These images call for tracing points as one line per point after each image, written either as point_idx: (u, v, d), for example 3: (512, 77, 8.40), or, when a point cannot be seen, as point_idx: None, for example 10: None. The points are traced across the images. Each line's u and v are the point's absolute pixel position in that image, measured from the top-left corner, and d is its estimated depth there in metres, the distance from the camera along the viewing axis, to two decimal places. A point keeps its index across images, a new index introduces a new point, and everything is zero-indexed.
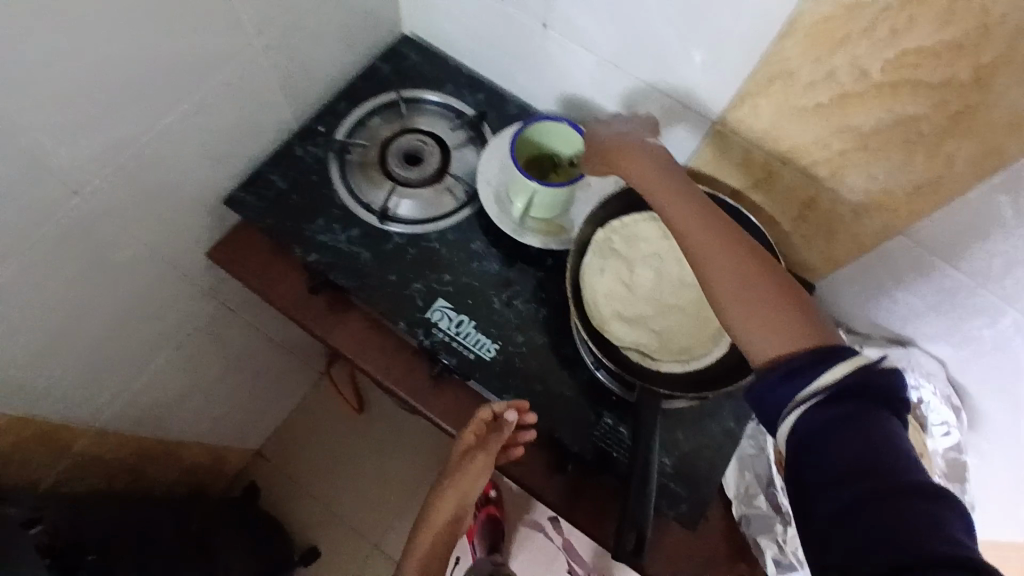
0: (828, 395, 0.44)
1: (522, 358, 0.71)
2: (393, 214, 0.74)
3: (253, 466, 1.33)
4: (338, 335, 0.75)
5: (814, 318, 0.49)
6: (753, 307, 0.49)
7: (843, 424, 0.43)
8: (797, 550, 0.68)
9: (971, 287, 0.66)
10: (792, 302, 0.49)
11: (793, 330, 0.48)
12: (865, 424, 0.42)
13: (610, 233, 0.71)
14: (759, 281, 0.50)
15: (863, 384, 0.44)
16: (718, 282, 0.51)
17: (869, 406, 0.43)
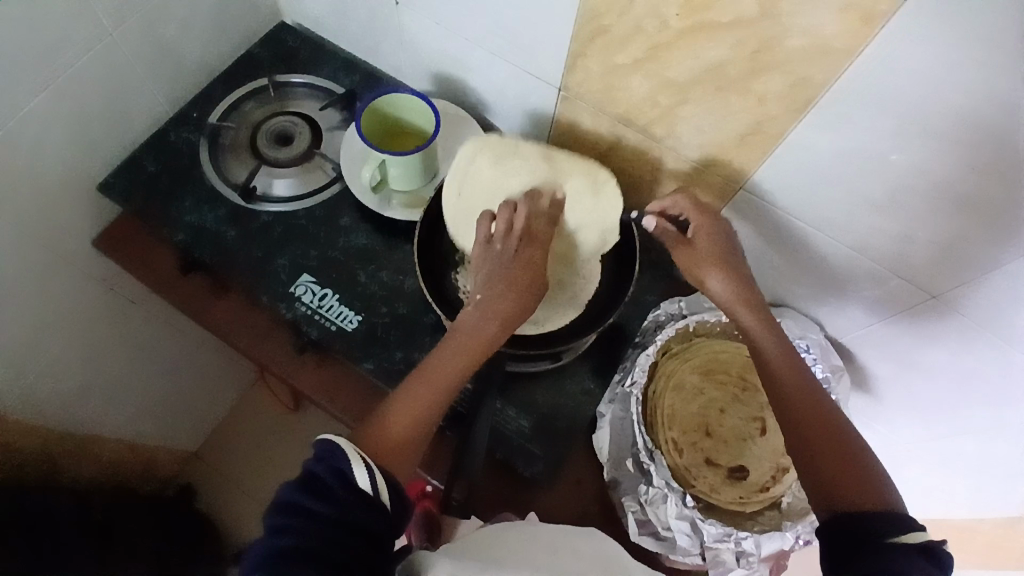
0: (891, 542, 0.45)
1: (384, 327, 0.72)
2: (263, 193, 0.76)
3: (189, 467, 1.33)
4: (215, 316, 0.76)
5: (880, 484, 0.50)
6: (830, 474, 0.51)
7: (896, 557, 0.44)
8: (659, 510, 0.68)
9: (819, 236, 0.68)
10: (860, 471, 0.51)
11: (865, 490, 0.49)
12: (916, 566, 0.43)
13: (484, 146, 0.69)
14: (835, 446, 0.52)
15: (922, 547, 0.44)
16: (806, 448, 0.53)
17: (924, 559, 0.43)
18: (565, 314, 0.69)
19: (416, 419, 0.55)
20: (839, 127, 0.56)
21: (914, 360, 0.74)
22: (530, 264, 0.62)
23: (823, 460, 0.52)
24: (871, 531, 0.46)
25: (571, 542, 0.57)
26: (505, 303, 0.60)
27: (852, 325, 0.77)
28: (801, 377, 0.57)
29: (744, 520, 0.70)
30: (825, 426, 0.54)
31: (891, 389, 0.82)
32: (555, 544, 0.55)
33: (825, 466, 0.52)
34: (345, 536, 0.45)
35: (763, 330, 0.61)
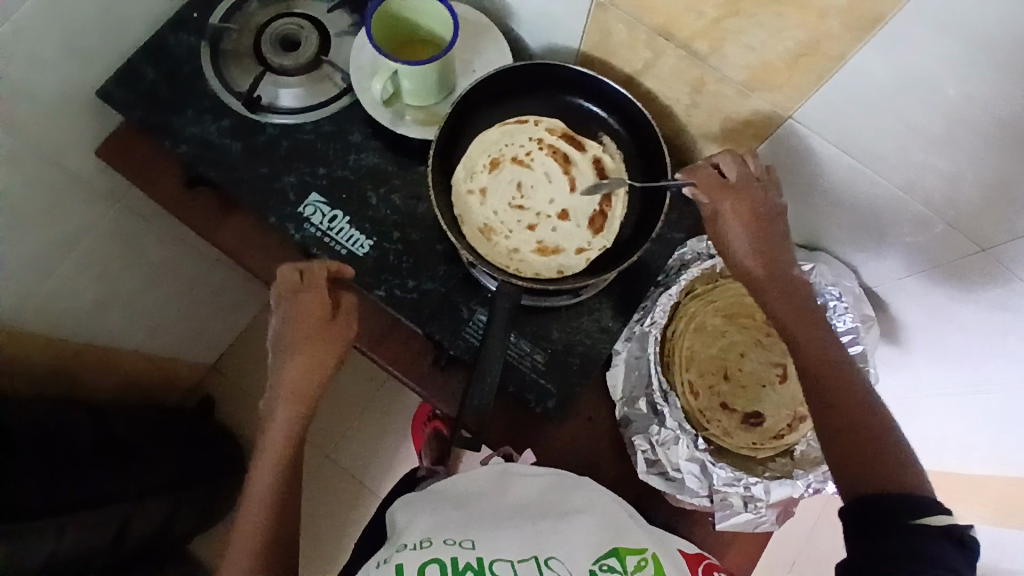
0: (915, 523, 0.42)
1: (396, 253, 0.69)
2: (269, 105, 0.71)
3: (208, 380, 1.36)
4: (224, 234, 0.74)
5: (901, 458, 0.47)
6: (851, 447, 0.48)
7: (920, 538, 0.41)
8: (670, 451, 0.67)
9: (869, 175, 0.62)
10: (883, 443, 0.47)
11: (885, 466, 0.46)
12: (937, 547, 0.41)
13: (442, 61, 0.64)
14: (856, 417, 0.49)
15: (946, 531, 0.42)
16: (826, 415, 0.50)
17: (947, 542, 0.41)
18: (590, 259, 0.67)
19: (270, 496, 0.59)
20: (909, 53, 0.49)
21: (951, 311, 0.70)
22: (319, 354, 0.60)
23: (844, 430, 0.49)
24: (891, 514, 0.43)
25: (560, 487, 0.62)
26: (301, 380, 0.60)
27: (891, 273, 0.72)
28: (823, 339, 0.53)
29: (755, 465, 0.69)
30: (846, 393, 0.50)
31: (923, 340, 0.78)
32: (542, 489, 0.61)
33: (844, 441, 0.48)
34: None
35: (785, 299, 0.56)
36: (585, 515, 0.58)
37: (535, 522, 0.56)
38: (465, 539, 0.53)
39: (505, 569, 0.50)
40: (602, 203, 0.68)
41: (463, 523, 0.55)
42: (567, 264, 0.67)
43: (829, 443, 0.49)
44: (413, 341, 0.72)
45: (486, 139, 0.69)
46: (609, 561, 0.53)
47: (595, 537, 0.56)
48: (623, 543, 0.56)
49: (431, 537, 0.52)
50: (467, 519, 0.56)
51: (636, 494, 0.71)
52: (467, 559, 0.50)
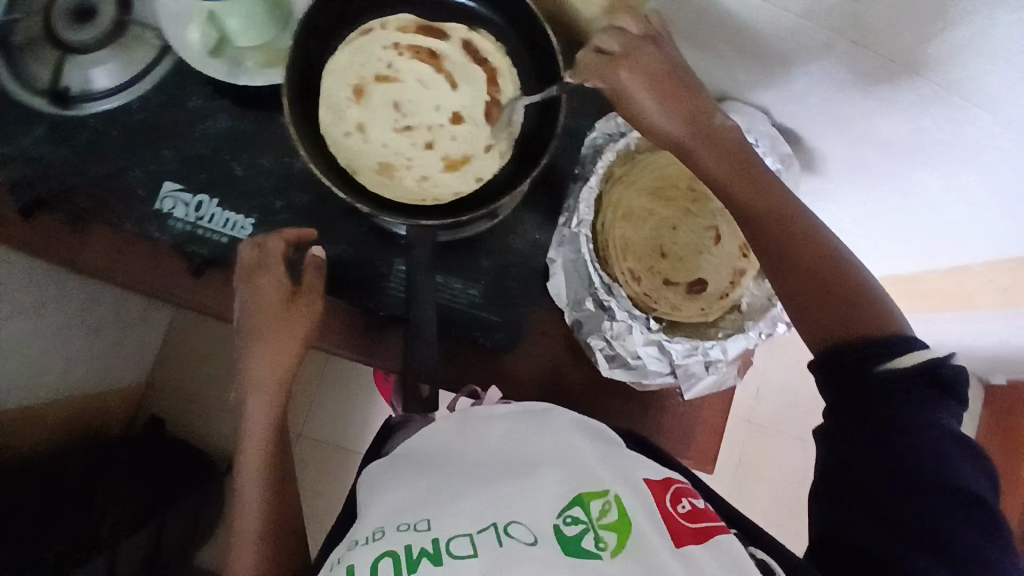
0: (888, 369, 0.43)
1: (288, 224, 0.62)
2: (82, 92, 0.59)
3: (150, 400, 1.27)
4: (84, 256, 0.64)
5: (874, 308, 0.46)
6: (820, 308, 0.47)
7: (895, 387, 0.43)
8: (626, 341, 0.67)
9: (763, 14, 0.58)
10: (855, 296, 0.47)
11: (861, 318, 0.46)
12: (917, 390, 0.42)
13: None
14: (826, 277, 0.47)
15: (925, 369, 0.43)
16: (793, 280, 0.48)
17: (926, 381, 0.43)
18: (503, 155, 0.61)
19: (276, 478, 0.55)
20: None
21: (861, 126, 0.69)
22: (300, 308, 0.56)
23: (816, 293, 0.47)
24: (870, 370, 0.44)
25: (522, 429, 0.53)
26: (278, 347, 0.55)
27: (799, 101, 0.70)
28: (779, 204, 0.49)
29: (709, 329, 0.69)
30: (811, 254, 0.48)
31: (838, 162, 0.79)
32: (506, 438, 0.53)
33: (816, 305, 0.47)
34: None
35: (731, 171, 0.50)
36: (546, 465, 0.48)
37: (495, 484, 0.47)
38: (419, 520, 0.44)
39: (463, 544, 0.41)
40: (491, 90, 0.61)
41: (423, 497, 0.46)
42: (482, 169, 0.61)
43: (798, 312, 0.48)
44: (336, 311, 0.66)
45: (338, 66, 0.59)
46: (572, 512, 0.44)
47: (555, 488, 0.46)
48: (585, 486, 0.46)
49: (383, 525, 0.44)
50: (428, 493, 0.47)
51: (603, 388, 0.72)
52: (422, 543, 0.42)
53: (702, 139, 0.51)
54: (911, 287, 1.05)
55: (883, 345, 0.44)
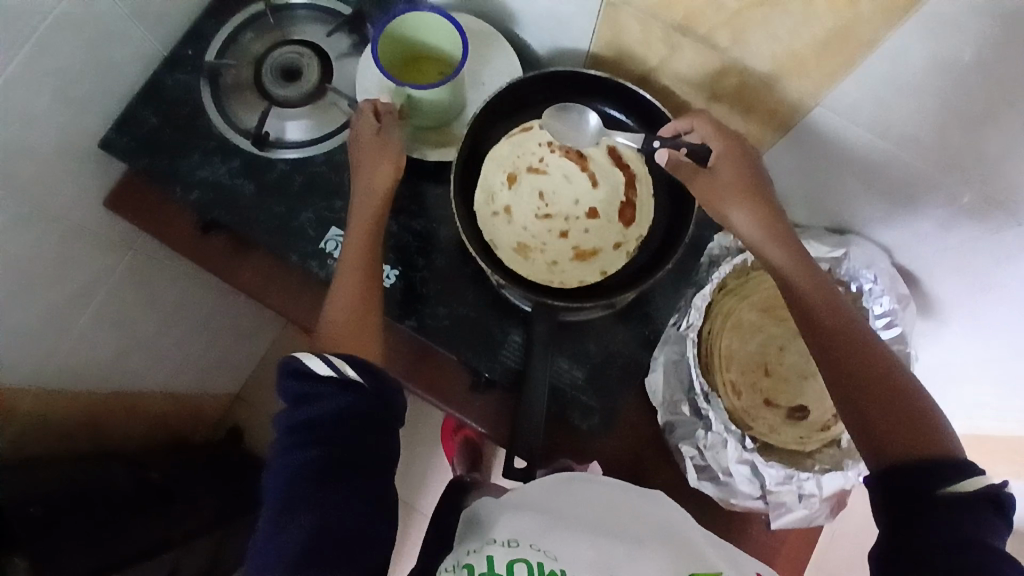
0: (948, 490, 0.41)
1: (424, 281, 0.68)
2: (278, 140, 0.69)
3: (235, 409, 1.36)
4: (243, 276, 0.72)
5: (930, 423, 0.45)
6: (872, 410, 0.47)
7: (957, 511, 0.40)
8: (718, 454, 0.67)
9: (902, 156, 0.60)
10: (910, 405, 0.46)
11: (916, 431, 0.45)
12: (978, 518, 0.40)
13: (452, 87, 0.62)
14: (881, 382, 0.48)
15: (983, 493, 0.41)
16: (841, 374, 0.49)
17: (986, 508, 0.40)
18: (630, 253, 0.65)
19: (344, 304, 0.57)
20: (942, 39, 0.47)
21: (990, 285, 0.69)
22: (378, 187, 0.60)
23: (869, 394, 0.47)
24: (921, 480, 0.42)
25: (630, 502, 0.57)
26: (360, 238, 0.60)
27: (926, 250, 0.70)
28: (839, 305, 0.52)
29: (804, 459, 0.67)
30: (869, 359, 0.49)
31: (957, 314, 0.77)
32: (612, 503, 0.56)
33: (871, 410, 0.47)
34: (354, 427, 0.49)
35: (799, 271, 0.55)
36: (654, 537, 0.52)
37: (612, 541, 0.50)
38: (546, 548, 0.49)
39: None
40: (628, 192, 0.66)
41: (546, 526, 0.51)
42: (609, 263, 0.65)
43: (853, 416, 0.48)
44: (447, 367, 0.71)
45: (497, 156, 0.66)
46: None
47: (669, 558, 0.49)
48: (701, 567, 0.49)
49: (515, 538, 0.50)
50: (553, 522, 0.52)
51: (685, 496, 0.71)
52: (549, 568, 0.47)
53: (779, 242, 0.56)
54: None
55: (930, 461, 0.43)
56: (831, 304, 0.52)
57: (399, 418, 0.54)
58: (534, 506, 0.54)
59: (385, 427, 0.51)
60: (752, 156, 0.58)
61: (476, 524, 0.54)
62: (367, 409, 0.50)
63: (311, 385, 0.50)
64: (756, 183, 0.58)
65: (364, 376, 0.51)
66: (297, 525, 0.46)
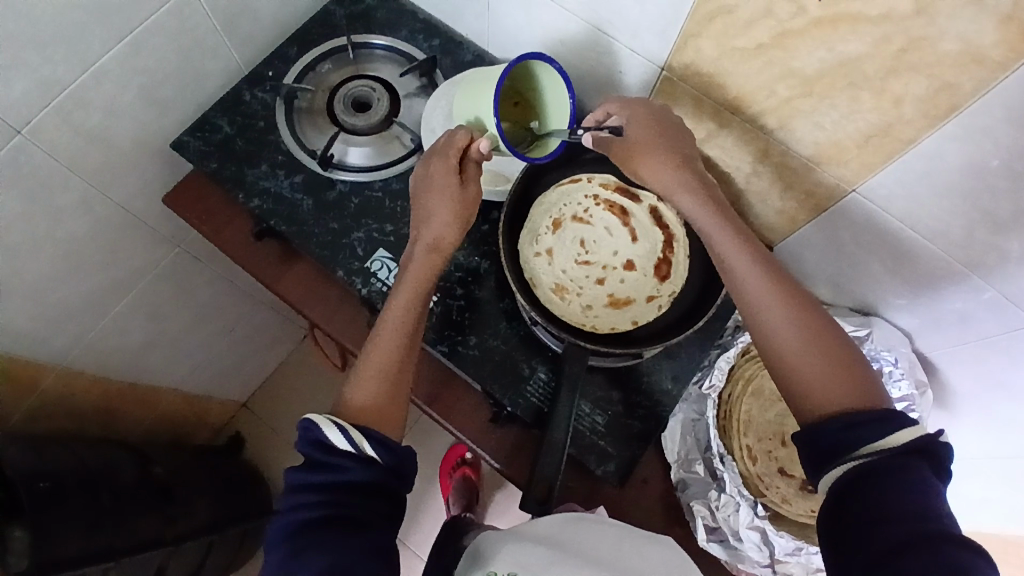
0: (877, 447, 0.44)
1: (460, 310, 0.70)
2: (339, 162, 0.73)
3: (236, 420, 1.36)
4: (286, 285, 0.75)
5: (860, 377, 0.50)
6: (810, 368, 0.51)
7: (884, 468, 0.43)
8: (729, 516, 0.67)
9: (930, 249, 0.63)
10: (844, 362, 0.50)
11: (849, 385, 0.49)
12: (908, 472, 0.43)
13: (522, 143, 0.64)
14: (816, 341, 0.52)
15: (907, 447, 0.44)
16: (779, 338, 0.53)
17: (914, 461, 0.43)
18: (662, 307, 0.67)
19: (375, 379, 0.57)
20: (975, 145, 0.52)
21: (1003, 382, 0.71)
22: (428, 270, 0.62)
23: (806, 353, 0.51)
24: (843, 439, 0.46)
25: (636, 544, 0.59)
26: (401, 321, 0.60)
27: (944, 343, 0.73)
28: (768, 268, 0.56)
29: (813, 533, 0.68)
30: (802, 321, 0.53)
31: (969, 406, 0.78)
32: (615, 543, 0.58)
33: (797, 373, 0.51)
34: (368, 500, 0.50)
35: (729, 236, 0.58)
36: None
37: None
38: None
39: None
40: (666, 250, 0.69)
41: (547, 562, 0.54)
42: (640, 314, 0.67)
43: (790, 375, 0.52)
44: (471, 397, 0.72)
45: (545, 202, 0.70)
46: None
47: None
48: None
49: (515, 570, 0.54)
50: (556, 556, 0.54)
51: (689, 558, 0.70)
52: None
53: (706, 204, 0.60)
54: None
55: (868, 415, 0.46)
56: (759, 269, 0.55)
57: (408, 487, 0.55)
58: (530, 536, 0.58)
59: (392, 502, 0.52)
60: (672, 119, 0.60)
61: (477, 557, 0.59)
62: (381, 486, 0.52)
63: (329, 457, 0.51)
64: (677, 134, 0.60)
65: (382, 454, 0.52)
66: (314, 563, 0.46)
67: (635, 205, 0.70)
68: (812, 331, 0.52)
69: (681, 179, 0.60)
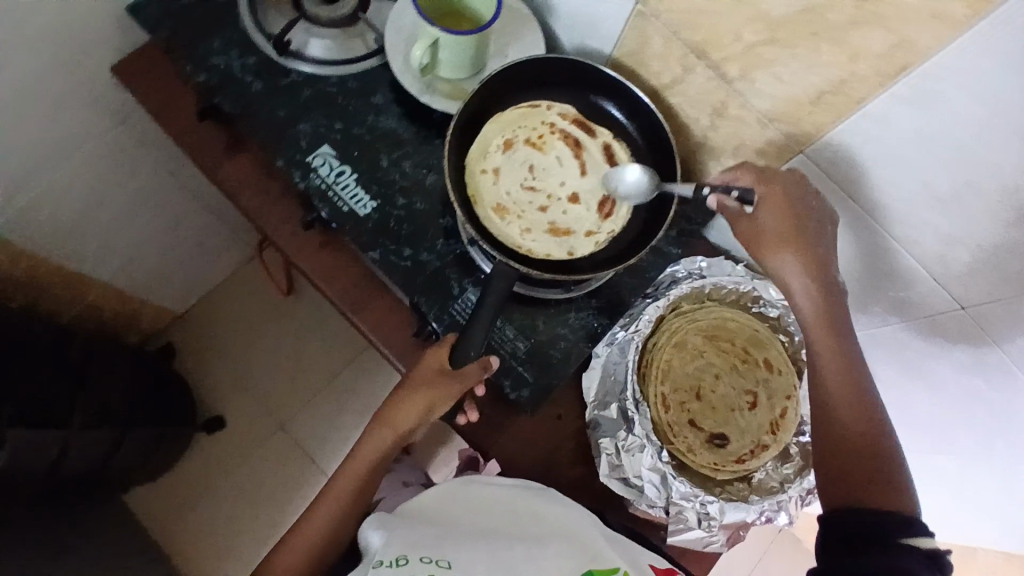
0: (902, 540, 0.49)
1: (397, 220, 0.69)
2: (297, 52, 0.71)
3: (173, 328, 1.32)
4: (224, 171, 0.72)
5: (906, 490, 0.53)
6: (862, 473, 0.53)
7: (901, 554, 0.48)
8: (633, 457, 0.68)
9: (868, 221, 0.64)
10: (894, 476, 0.53)
11: (896, 495, 0.52)
12: (914, 558, 0.47)
13: (471, 46, 0.66)
14: (871, 451, 0.54)
15: (923, 548, 0.48)
16: (841, 440, 0.55)
17: (924, 557, 0.48)
18: (599, 243, 0.67)
19: (319, 531, 0.66)
20: (925, 110, 0.52)
21: (920, 371, 0.72)
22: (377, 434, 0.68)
23: (861, 458, 0.54)
24: (867, 523, 0.51)
25: (527, 503, 0.64)
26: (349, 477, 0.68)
27: (870, 324, 0.74)
28: (849, 374, 0.57)
29: (714, 486, 0.69)
30: (863, 430, 0.55)
31: (887, 394, 0.79)
32: (510, 509, 0.64)
33: (852, 469, 0.54)
34: None
35: (825, 336, 0.58)
36: (552, 534, 0.60)
37: (508, 547, 0.58)
38: (440, 558, 0.56)
39: None
40: (612, 189, 0.69)
41: (436, 539, 0.59)
42: (578, 246, 0.67)
43: (838, 475, 0.55)
44: (397, 310, 0.72)
45: (501, 120, 0.69)
46: None
47: (567, 563, 0.56)
48: (596, 564, 0.56)
49: (404, 553, 0.56)
50: (444, 539, 0.59)
51: (595, 494, 0.71)
52: None
53: (814, 291, 0.58)
54: None
55: (909, 522, 0.50)
56: (843, 374, 0.57)
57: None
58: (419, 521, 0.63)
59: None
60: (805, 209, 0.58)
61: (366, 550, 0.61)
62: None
63: None
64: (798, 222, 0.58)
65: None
66: None
67: (590, 143, 0.70)
68: (872, 441, 0.55)
69: (807, 270, 0.58)
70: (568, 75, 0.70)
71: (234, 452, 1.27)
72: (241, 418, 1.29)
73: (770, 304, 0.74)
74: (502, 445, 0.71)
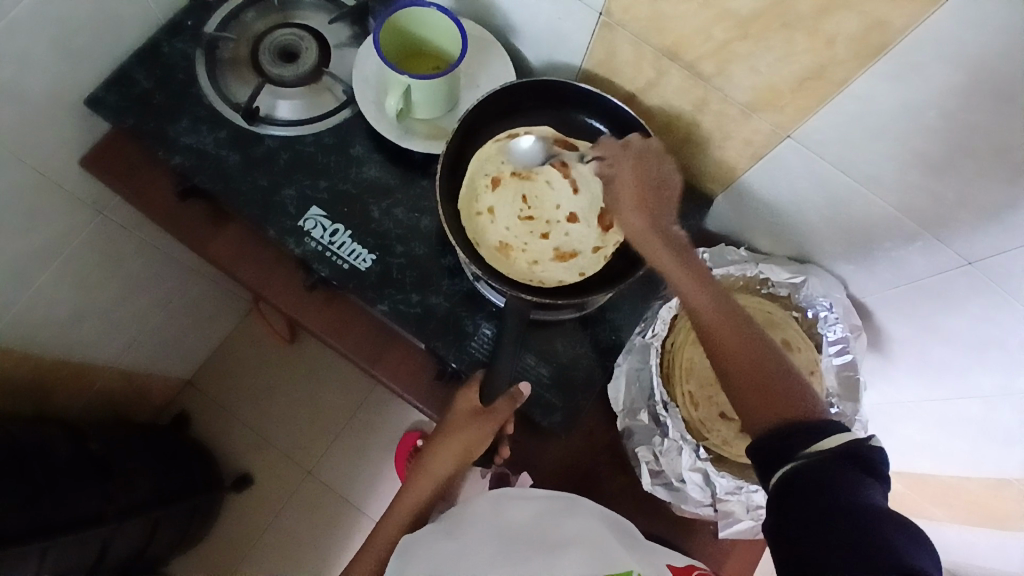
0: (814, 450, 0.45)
1: (400, 268, 0.68)
2: (267, 116, 0.70)
3: (183, 396, 1.31)
4: (217, 246, 0.71)
5: (801, 397, 0.50)
6: (775, 392, 0.50)
7: (832, 475, 0.44)
8: (672, 460, 0.67)
9: (864, 192, 0.64)
10: (792, 386, 0.50)
11: (789, 405, 0.49)
12: (846, 475, 0.44)
13: (444, 87, 0.65)
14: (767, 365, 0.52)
15: (845, 451, 0.45)
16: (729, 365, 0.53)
17: (853, 463, 0.44)
18: (608, 256, 0.67)
19: None
20: (909, 85, 0.52)
21: (932, 328, 0.73)
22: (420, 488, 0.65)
23: (757, 369, 0.52)
24: (788, 448, 0.47)
25: (553, 515, 0.61)
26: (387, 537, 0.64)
27: (877, 287, 0.75)
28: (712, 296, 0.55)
29: (754, 473, 0.69)
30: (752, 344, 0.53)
31: (903, 350, 0.80)
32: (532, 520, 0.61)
33: (756, 388, 0.51)
34: None
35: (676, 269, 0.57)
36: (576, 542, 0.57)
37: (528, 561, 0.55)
38: None
39: None
40: None
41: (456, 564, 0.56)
42: (587, 265, 0.67)
43: (742, 400, 0.52)
44: (416, 356, 0.71)
45: (484, 156, 0.69)
46: None
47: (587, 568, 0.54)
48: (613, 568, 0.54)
49: None
50: (464, 559, 0.57)
51: (640, 502, 0.72)
52: None
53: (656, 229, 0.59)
54: (949, 500, 0.99)
55: (801, 426, 0.47)
56: (716, 297, 0.55)
57: None
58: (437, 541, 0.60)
59: None
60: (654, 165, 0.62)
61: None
62: None
63: None
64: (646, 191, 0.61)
65: None
66: None
67: (577, 161, 0.69)
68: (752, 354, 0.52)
69: (641, 206, 0.60)
70: (542, 95, 0.69)
71: (267, 507, 1.27)
72: (266, 473, 1.28)
73: (779, 284, 0.77)
74: (540, 470, 0.72)
